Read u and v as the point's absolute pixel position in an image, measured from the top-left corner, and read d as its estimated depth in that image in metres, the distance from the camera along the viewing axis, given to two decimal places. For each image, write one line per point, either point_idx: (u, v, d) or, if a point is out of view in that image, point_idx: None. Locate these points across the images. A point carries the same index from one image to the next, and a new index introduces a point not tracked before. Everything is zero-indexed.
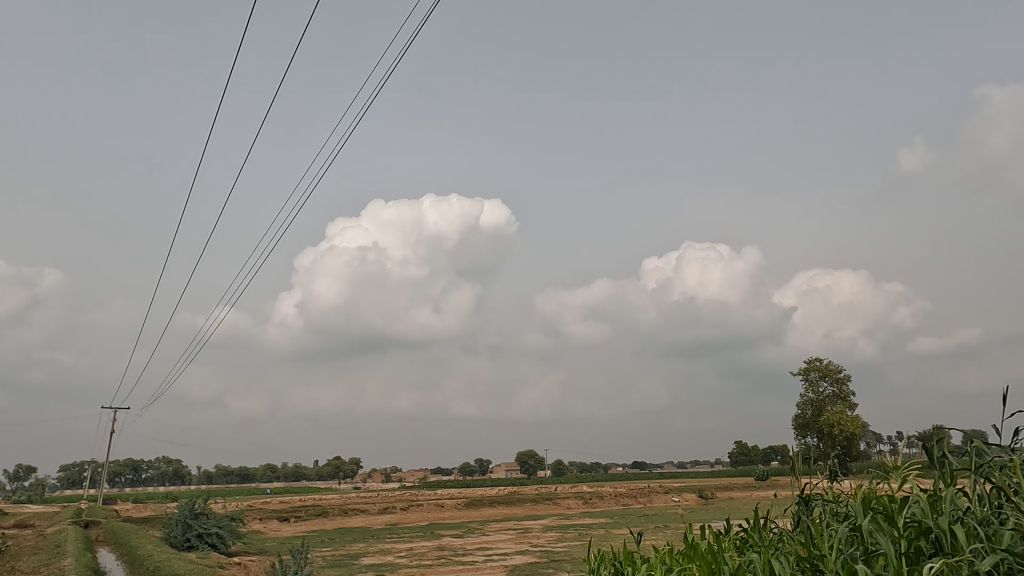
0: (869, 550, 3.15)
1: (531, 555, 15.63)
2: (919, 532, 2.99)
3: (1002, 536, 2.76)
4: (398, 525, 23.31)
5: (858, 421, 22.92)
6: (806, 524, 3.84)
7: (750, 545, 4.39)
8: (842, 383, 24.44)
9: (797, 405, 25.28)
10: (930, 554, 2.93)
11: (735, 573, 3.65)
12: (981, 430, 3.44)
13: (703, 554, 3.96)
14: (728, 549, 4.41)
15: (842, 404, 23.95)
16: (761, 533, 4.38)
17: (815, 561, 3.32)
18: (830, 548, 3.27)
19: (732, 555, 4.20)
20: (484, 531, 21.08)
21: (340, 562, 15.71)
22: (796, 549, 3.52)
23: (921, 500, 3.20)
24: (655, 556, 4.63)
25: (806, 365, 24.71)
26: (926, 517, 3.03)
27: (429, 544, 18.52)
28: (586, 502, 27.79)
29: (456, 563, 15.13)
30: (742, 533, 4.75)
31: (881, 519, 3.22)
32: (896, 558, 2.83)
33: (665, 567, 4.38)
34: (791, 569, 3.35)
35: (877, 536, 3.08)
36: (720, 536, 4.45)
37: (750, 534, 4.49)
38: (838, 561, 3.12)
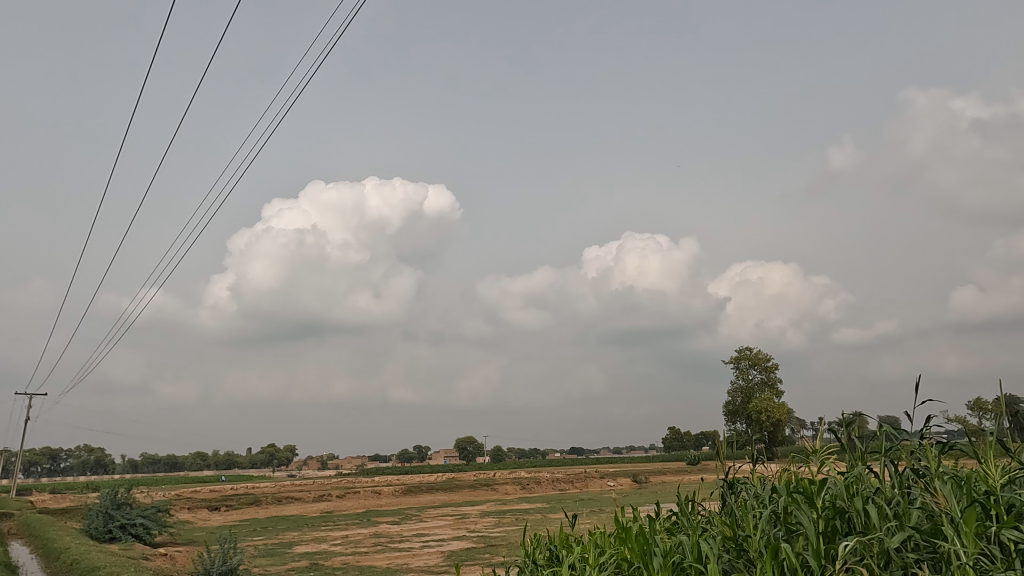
0: (790, 530, 3.29)
1: (468, 541, 15.65)
2: (835, 512, 3.14)
3: (909, 514, 2.93)
4: (334, 513, 22.94)
5: (785, 408, 23.92)
6: (729, 508, 3.98)
7: (679, 527, 4.50)
8: (770, 371, 25.44)
9: (728, 392, 26.24)
10: (844, 533, 3.08)
11: (665, 554, 3.73)
12: (890, 416, 3.63)
13: (634, 536, 4.04)
14: (659, 531, 4.51)
15: (771, 391, 24.97)
16: (690, 515, 4.50)
17: (740, 541, 3.43)
18: (754, 528, 3.40)
19: (663, 537, 4.31)
20: (422, 517, 20.99)
21: (272, 551, 15.26)
22: (722, 531, 3.63)
23: (837, 481, 3.37)
24: (589, 538, 4.72)
25: (738, 354, 25.66)
26: (842, 499, 3.18)
27: (365, 531, 18.35)
28: (524, 488, 28.05)
29: (392, 550, 14.99)
30: (670, 515, 4.89)
31: (802, 501, 3.36)
32: (814, 538, 2.95)
33: (598, 549, 4.46)
34: (719, 550, 3.46)
35: (797, 517, 3.21)
36: (651, 518, 4.56)
37: (679, 515, 4.62)
38: (760, 542, 3.23)
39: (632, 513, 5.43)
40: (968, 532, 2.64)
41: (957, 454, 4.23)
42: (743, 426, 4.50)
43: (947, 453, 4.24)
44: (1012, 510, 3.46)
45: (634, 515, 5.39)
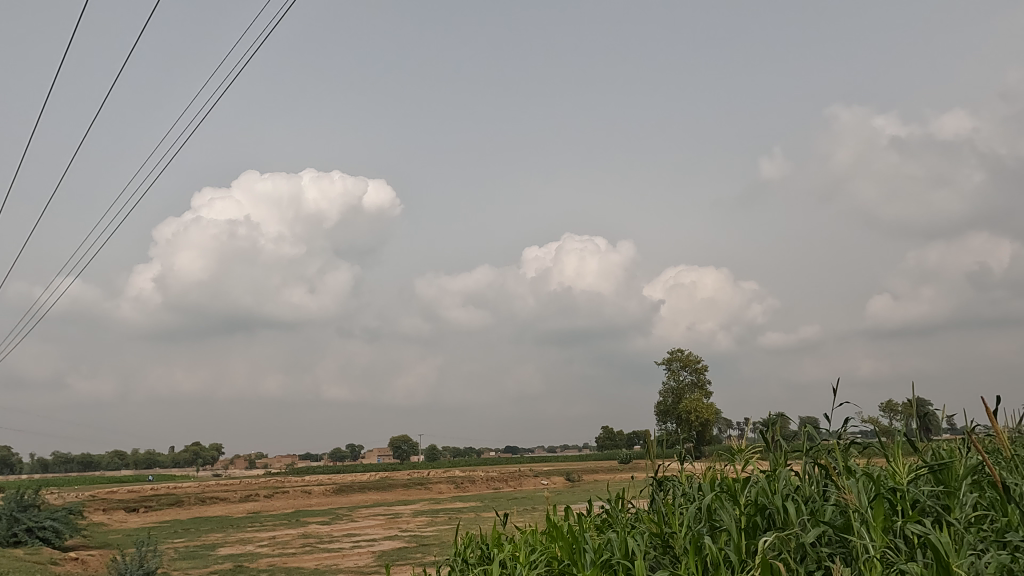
0: (713, 526, 3.40)
1: (400, 540, 15.45)
2: (757, 509, 3.26)
3: (824, 510, 3.08)
4: (261, 514, 22.26)
5: (713, 408, 24.74)
6: (657, 505, 4.07)
7: (609, 524, 4.57)
8: (700, 373, 26.26)
9: (659, 393, 26.91)
10: (764, 528, 3.20)
11: (593, 551, 3.78)
12: (809, 416, 3.80)
13: (565, 534, 4.08)
14: (589, 528, 4.57)
15: (700, 392, 25.74)
16: (620, 512, 4.56)
17: (666, 538, 3.52)
18: (680, 524, 3.50)
19: (593, 535, 4.36)
20: (353, 517, 20.62)
21: (193, 553, 14.68)
22: (650, 528, 3.71)
23: (759, 479, 3.50)
24: (521, 536, 4.74)
25: (670, 355, 26.36)
26: (763, 496, 3.31)
27: (293, 532, 17.88)
28: (457, 487, 27.99)
29: (321, 550, 14.67)
30: (601, 512, 4.96)
31: (725, 498, 3.47)
32: (735, 534, 3.06)
33: (529, 547, 4.48)
34: (645, 547, 3.53)
35: (720, 513, 3.33)
36: (582, 516, 4.62)
37: (610, 513, 4.69)
38: (686, 538, 3.32)
39: (563, 511, 5.49)
40: (877, 526, 2.79)
41: (870, 454, 4.47)
42: (673, 425, 4.61)
43: (862, 453, 4.47)
44: (915, 506, 3.70)
45: (566, 513, 5.45)
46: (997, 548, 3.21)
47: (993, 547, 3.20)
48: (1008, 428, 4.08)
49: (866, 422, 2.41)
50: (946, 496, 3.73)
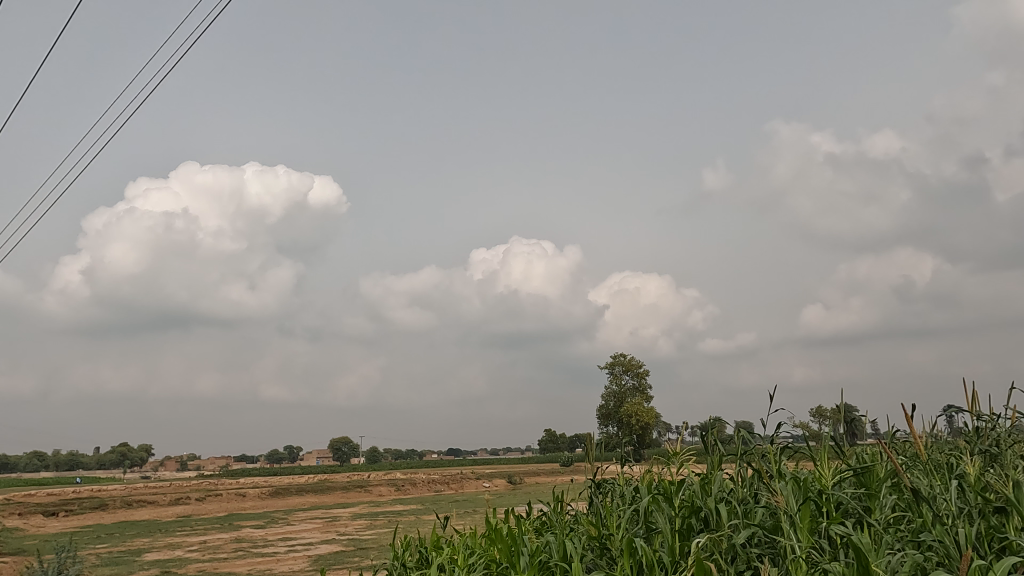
0: (650, 528, 3.45)
1: (337, 544, 15.17)
2: (691, 511, 3.33)
3: (754, 513, 3.18)
4: (192, 517, 21.45)
5: (653, 413, 25.26)
6: (595, 507, 4.12)
7: (548, 526, 4.59)
8: (642, 377, 26.77)
9: (602, 397, 27.29)
10: (698, 530, 3.28)
11: (531, 554, 3.79)
12: (743, 421, 3.93)
13: (504, 536, 4.08)
14: (528, 531, 4.58)
15: (641, 396, 26.23)
16: (559, 515, 4.60)
17: (603, 540, 3.55)
18: (618, 526, 3.55)
19: (532, 537, 4.37)
20: (289, 521, 20.13)
21: (117, 559, 14.02)
22: (588, 530, 3.75)
23: (694, 481, 3.59)
24: (460, 539, 4.71)
25: (613, 359, 26.78)
26: (698, 498, 3.40)
27: (226, 536, 17.30)
28: (398, 489, 27.68)
29: (255, 555, 14.26)
30: (540, 515, 4.98)
31: (661, 501, 3.54)
32: (670, 535, 3.13)
33: (467, 550, 4.46)
34: (582, 549, 3.57)
35: (656, 515, 3.39)
36: (521, 518, 4.63)
37: (548, 515, 4.71)
38: (623, 539, 3.37)
39: (503, 513, 5.50)
40: (803, 527, 2.90)
41: (799, 457, 4.63)
42: (613, 429, 4.68)
43: (791, 456, 4.63)
44: (839, 507, 3.85)
45: (506, 515, 5.46)
46: (912, 547, 3.37)
47: (909, 546, 3.36)
48: (924, 434, 4.31)
49: (796, 426, 2.51)
50: (868, 498, 3.90)
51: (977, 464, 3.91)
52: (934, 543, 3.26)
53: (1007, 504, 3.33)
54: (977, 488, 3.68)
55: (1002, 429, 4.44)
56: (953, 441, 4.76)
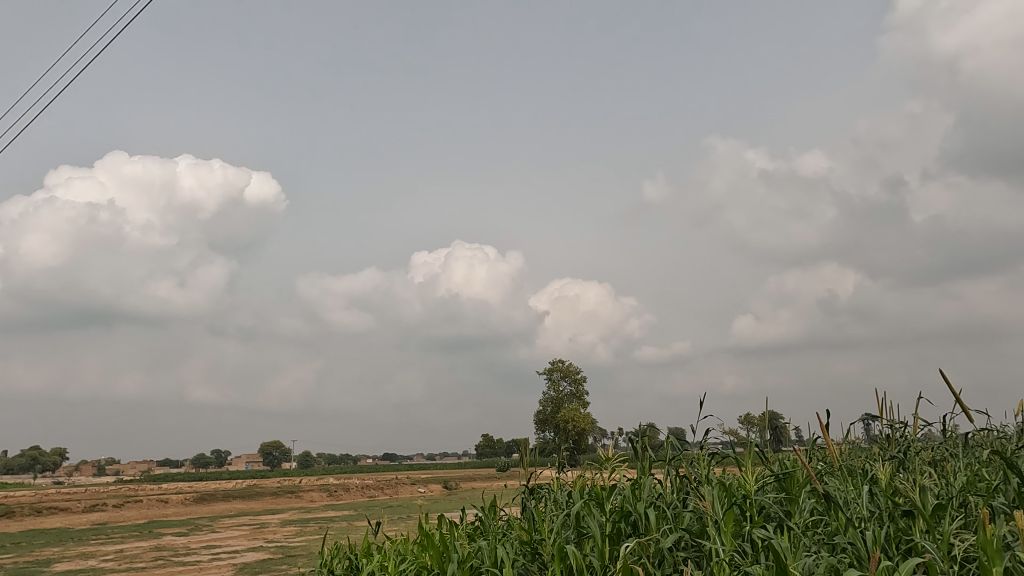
0: (580, 533, 3.48)
1: (265, 552, 14.71)
2: (621, 516, 3.37)
3: (682, 517, 3.25)
4: (108, 525, 20.40)
5: (589, 419, 25.56)
6: (528, 512, 4.13)
7: (481, 532, 4.58)
8: (579, 383, 27.05)
9: (539, 403, 27.43)
10: (627, 535, 3.32)
11: (463, 559, 3.76)
12: (673, 428, 4.04)
13: (435, 541, 4.03)
14: (460, 536, 4.56)
15: (578, 402, 26.51)
16: (492, 520, 4.59)
17: (534, 545, 3.55)
18: (549, 531, 3.56)
19: (464, 543, 4.34)
20: (214, 528, 19.40)
21: (23, 571, 13.20)
22: (520, 535, 3.75)
23: (625, 486, 3.65)
24: (391, 545, 4.63)
25: (552, 365, 26.98)
26: (628, 503, 3.44)
27: (145, 545, 16.52)
28: (330, 495, 27.07)
29: (176, 564, 13.68)
30: (474, 521, 4.95)
31: (593, 505, 3.58)
32: (600, 540, 3.16)
33: (398, 557, 4.39)
34: (513, 555, 3.56)
35: (587, 520, 3.43)
36: (454, 523, 4.59)
37: (481, 521, 4.69)
38: (553, 544, 3.38)
39: (437, 519, 5.45)
40: (727, 531, 2.98)
41: (726, 462, 4.78)
42: (549, 434, 4.72)
43: (719, 462, 4.77)
44: (761, 512, 3.98)
45: (439, 521, 5.40)
46: (827, 550, 3.51)
47: (824, 549, 3.50)
48: (841, 439, 4.51)
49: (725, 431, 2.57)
50: (788, 502, 4.05)
51: (887, 470, 4.12)
52: (847, 545, 3.41)
53: (913, 508, 3.51)
54: (887, 492, 3.87)
55: (910, 436, 4.69)
56: (866, 448, 5.00)
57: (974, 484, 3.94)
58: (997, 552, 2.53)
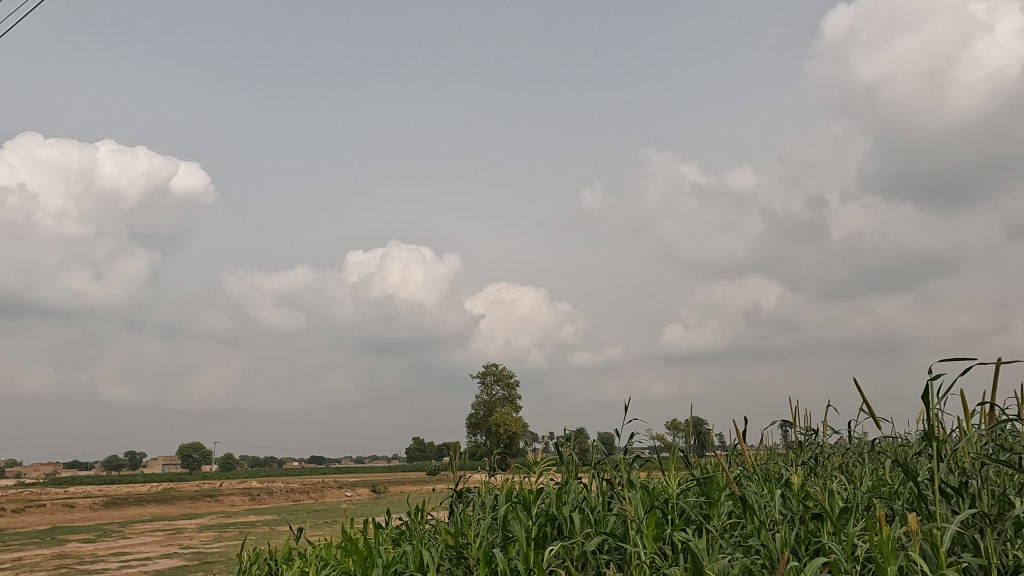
0: (506, 537, 3.49)
1: (179, 558, 14.07)
2: (547, 519, 3.40)
3: (606, 521, 3.30)
4: (6, 532, 19.05)
5: (521, 423, 25.73)
6: (455, 516, 4.09)
7: (407, 536, 4.51)
8: (512, 387, 27.18)
9: (471, 406, 27.38)
10: (552, 538, 3.34)
11: (387, 564, 3.70)
12: (600, 433, 4.10)
13: (359, 545, 3.95)
14: (385, 541, 4.48)
15: (510, 406, 26.63)
16: (419, 524, 4.53)
17: (460, 549, 3.53)
18: (475, 535, 3.54)
19: (388, 548, 4.27)
20: (125, 534, 18.40)
21: None
22: (446, 539, 3.72)
23: (551, 490, 3.67)
24: (312, 551, 4.50)
25: (485, 369, 26.99)
26: (554, 507, 3.47)
27: (47, 552, 15.49)
28: (253, 499, 26.18)
29: (80, 572, 12.91)
30: (400, 525, 4.88)
31: (520, 510, 3.59)
32: (525, 543, 3.18)
33: (320, 562, 4.28)
34: (438, 559, 3.53)
35: (514, 524, 3.43)
36: (379, 527, 4.51)
37: (407, 525, 4.62)
38: (479, 548, 3.37)
39: (362, 523, 5.33)
40: (648, 534, 3.05)
41: (651, 467, 4.88)
42: (479, 438, 4.71)
43: (644, 466, 4.87)
44: (682, 516, 4.08)
45: (365, 526, 5.29)
46: (743, 552, 3.63)
47: (740, 551, 3.62)
48: (759, 445, 4.68)
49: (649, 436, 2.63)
50: (708, 506, 4.16)
51: (799, 474, 4.31)
52: (760, 546, 3.54)
53: (823, 511, 3.67)
54: (799, 496, 4.03)
55: (822, 443, 4.91)
56: (782, 453, 5.20)
57: (878, 489, 4.16)
58: (892, 552, 2.67)
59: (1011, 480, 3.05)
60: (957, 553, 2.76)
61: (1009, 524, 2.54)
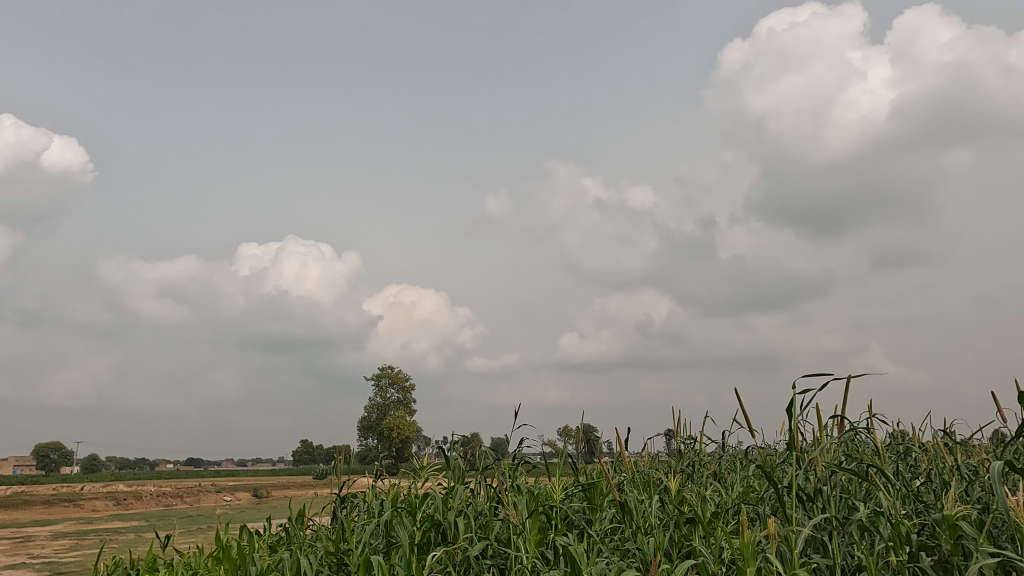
0: (389, 543, 3.41)
1: (26, 569, 12.79)
2: (432, 525, 3.35)
3: (492, 526, 3.29)
4: None
5: (414, 426, 25.44)
6: (337, 522, 3.95)
7: (285, 543, 4.31)
8: (407, 391, 26.83)
9: (364, 409, 26.76)
10: (436, 544, 3.29)
11: (261, 572, 3.52)
12: (490, 438, 4.10)
13: (232, 553, 3.73)
14: (260, 548, 4.26)
15: (404, 410, 26.26)
16: (298, 531, 4.35)
17: (340, 555, 3.41)
18: (357, 541, 3.43)
19: (264, 555, 4.06)
20: None
21: None
22: (325, 546, 3.58)
23: (438, 495, 3.61)
24: (179, 560, 4.21)
25: (380, 372, 26.50)
26: (439, 512, 3.42)
27: None
28: (118, 504, 24.26)
29: None
30: (278, 532, 4.65)
31: (404, 515, 3.52)
32: (408, 549, 3.11)
33: (187, 571, 4.01)
34: (317, 565, 3.39)
35: (397, 529, 3.35)
36: (255, 534, 4.28)
37: (287, 531, 4.42)
38: (360, 554, 3.28)
39: (237, 530, 5.05)
40: (531, 539, 3.07)
41: (538, 473, 4.94)
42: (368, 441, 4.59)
43: (532, 472, 4.92)
44: (565, 521, 4.15)
45: (241, 532, 5.00)
46: (619, 556, 3.73)
47: (617, 554, 3.72)
48: (642, 452, 4.84)
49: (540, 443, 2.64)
50: (590, 511, 4.25)
51: (677, 481, 4.49)
52: (636, 550, 3.66)
53: (695, 516, 3.85)
54: (675, 501, 4.21)
55: (700, 450, 5.15)
56: (664, 460, 5.42)
57: (746, 495, 4.41)
58: (751, 554, 2.83)
59: (857, 487, 3.32)
60: (809, 555, 2.96)
61: (853, 526, 2.74)
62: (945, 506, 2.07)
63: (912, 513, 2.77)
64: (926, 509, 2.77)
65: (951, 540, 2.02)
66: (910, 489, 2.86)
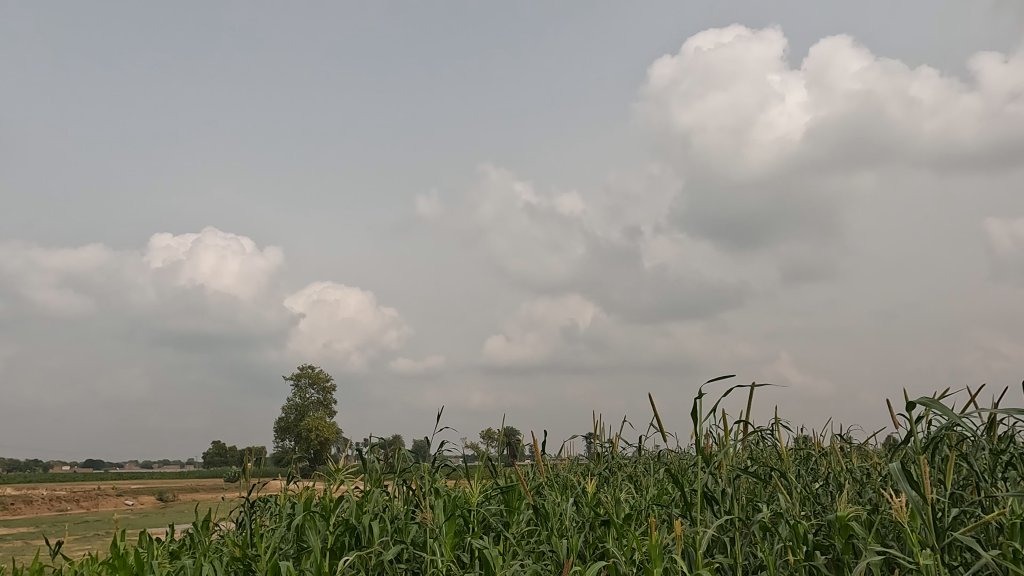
0: (299, 548, 3.29)
1: None
2: (345, 528, 3.25)
3: (407, 529, 3.23)
4: None
5: (333, 428, 24.81)
6: (246, 526, 3.77)
7: (188, 549, 4.09)
8: (327, 391, 26.15)
9: (281, 410, 25.88)
10: (349, 548, 3.20)
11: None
12: (409, 440, 4.02)
13: (129, 559, 3.49)
14: (160, 555, 4.02)
15: (324, 411, 25.58)
16: (203, 536, 4.13)
17: (248, 560, 3.26)
18: (266, 546, 3.29)
19: (164, 562, 3.82)
20: None
21: None
22: (231, 551, 3.41)
23: (352, 499, 3.52)
24: (68, 569, 3.91)
25: (300, 371, 25.73)
26: (353, 516, 3.34)
27: None
28: (4, 509, 22.43)
29: None
30: (182, 537, 4.39)
31: (317, 518, 3.40)
32: (319, 553, 3.01)
33: None
34: (221, 572, 3.23)
35: (309, 534, 3.24)
36: (154, 539, 4.03)
37: (190, 537, 4.19)
38: (268, 560, 3.14)
39: (134, 536, 4.74)
40: (446, 541, 3.03)
41: (456, 476, 4.89)
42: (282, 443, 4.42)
43: (450, 475, 4.87)
44: (481, 524, 4.13)
45: (138, 538, 4.69)
46: (534, 558, 3.75)
47: (531, 556, 3.73)
48: (562, 455, 4.88)
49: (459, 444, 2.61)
50: (507, 513, 4.25)
51: (593, 484, 4.55)
52: (551, 551, 3.68)
53: (609, 518, 3.91)
54: (590, 503, 4.27)
55: (617, 454, 5.25)
56: (583, 463, 5.49)
57: (659, 497, 4.52)
58: (659, 555, 2.90)
59: (760, 489, 3.46)
60: (714, 555, 3.06)
61: (756, 527, 2.85)
62: (839, 508, 2.17)
63: (810, 513, 2.91)
64: (823, 510, 2.91)
65: (843, 540, 2.13)
66: (809, 491, 3.00)
